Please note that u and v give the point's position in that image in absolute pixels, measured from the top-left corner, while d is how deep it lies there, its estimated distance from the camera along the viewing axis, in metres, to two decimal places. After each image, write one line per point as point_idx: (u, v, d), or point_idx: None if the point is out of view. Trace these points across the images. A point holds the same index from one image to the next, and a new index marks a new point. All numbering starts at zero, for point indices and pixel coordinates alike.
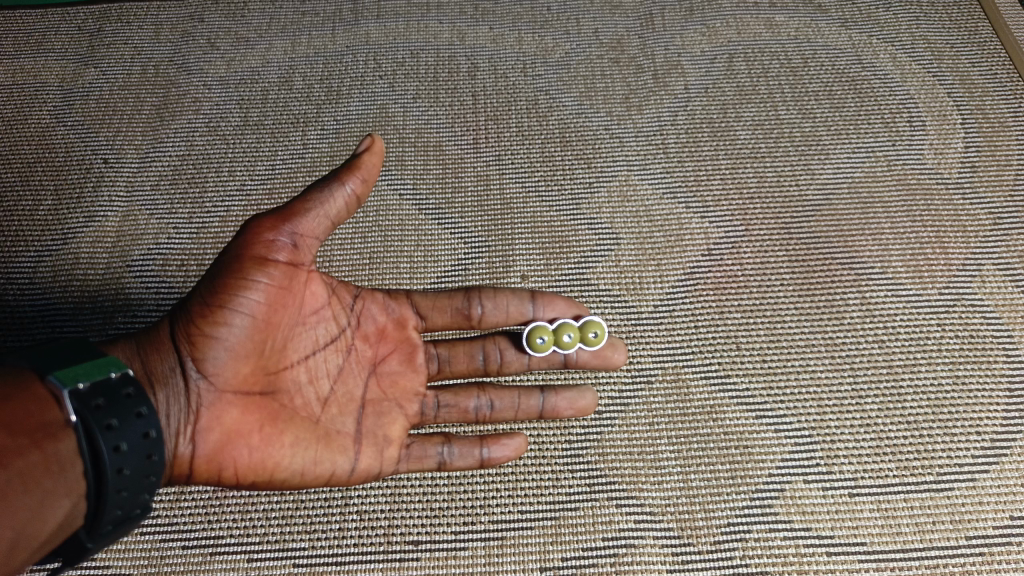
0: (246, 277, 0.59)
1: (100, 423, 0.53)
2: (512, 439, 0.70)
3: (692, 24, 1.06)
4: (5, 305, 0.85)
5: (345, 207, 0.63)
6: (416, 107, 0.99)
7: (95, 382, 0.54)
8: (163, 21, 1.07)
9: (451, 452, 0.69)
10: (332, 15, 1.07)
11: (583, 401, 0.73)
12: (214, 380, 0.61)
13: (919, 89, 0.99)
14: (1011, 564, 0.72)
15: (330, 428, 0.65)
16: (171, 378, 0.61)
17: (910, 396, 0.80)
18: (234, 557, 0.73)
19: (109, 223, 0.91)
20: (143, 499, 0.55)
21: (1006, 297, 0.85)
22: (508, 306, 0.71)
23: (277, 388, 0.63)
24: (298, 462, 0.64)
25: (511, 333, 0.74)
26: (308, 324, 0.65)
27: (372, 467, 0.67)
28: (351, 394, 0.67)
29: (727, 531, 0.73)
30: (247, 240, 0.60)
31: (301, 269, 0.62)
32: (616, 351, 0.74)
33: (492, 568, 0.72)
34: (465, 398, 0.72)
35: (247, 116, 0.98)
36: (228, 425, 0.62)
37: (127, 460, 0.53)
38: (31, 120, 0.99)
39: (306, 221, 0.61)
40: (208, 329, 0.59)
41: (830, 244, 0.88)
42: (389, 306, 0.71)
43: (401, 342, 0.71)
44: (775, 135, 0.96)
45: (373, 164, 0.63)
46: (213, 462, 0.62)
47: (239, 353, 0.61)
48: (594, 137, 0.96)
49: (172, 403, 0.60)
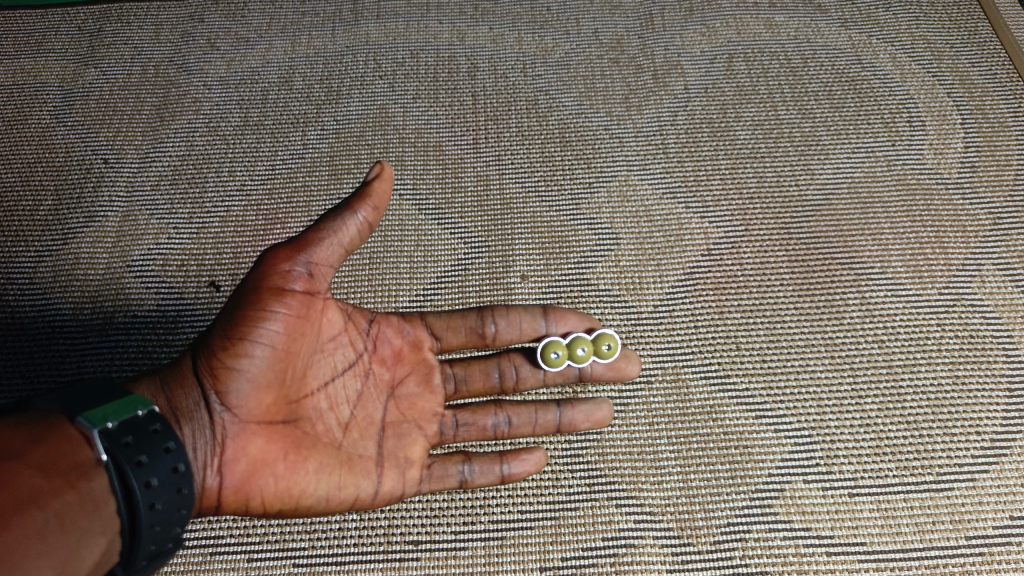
0: (264, 308, 0.59)
1: (131, 460, 0.53)
2: (532, 454, 0.69)
3: (692, 24, 1.06)
4: (5, 305, 0.86)
5: (358, 233, 0.63)
6: (416, 107, 0.99)
7: (123, 420, 0.54)
8: (163, 21, 1.07)
9: (472, 470, 0.68)
10: (332, 15, 1.07)
11: (599, 413, 0.72)
12: (238, 412, 0.61)
13: (919, 89, 0.99)
14: (1011, 564, 0.72)
15: (352, 453, 0.65)
16: (196, 412, 0.61)
17: (910, 396, 0.80)
18: (234, 557, 0.73)
19: (109, 224, 0.91)
20: (176, 532, 0.55)
21: (1005, 297, 0.85)
22: (521, 323, 0.71)
23: (299, 416, 0.63)
24: (323, 489, 0.64)
25: (525, 349, 0.73)
26: (326, 351, 0.65)
27: (395, 489, 0.66)
28: (372, 417, 0.67)
29: (727, 531, 0.73)
30: (263, 272, 0.60)
31: (317, 297, 0.62)
32: (630, 364, 0.74)
33: (492, 568, 0.72)
34: (484, 416, 0.71)
35: (247, 116, 0.98)
36: (253, 455, 0.62)
37: (158, 494, 0.54)
38: (32, 121, 0.99)
39: (321, 249, 0.61)
40: (229, 361, 0.59)
41: (830, 244, 0.88)
42: (405, 328, 0.70)
43: (418, 363, 0.70)
44: (775, 135, 0.96)
45: (385, 191, 0.63)
46: (240, 492, 0.62)
47: (261, 383, 0.61)
48: (593, 137, 0.96)
49: (198, 436, 0.61)
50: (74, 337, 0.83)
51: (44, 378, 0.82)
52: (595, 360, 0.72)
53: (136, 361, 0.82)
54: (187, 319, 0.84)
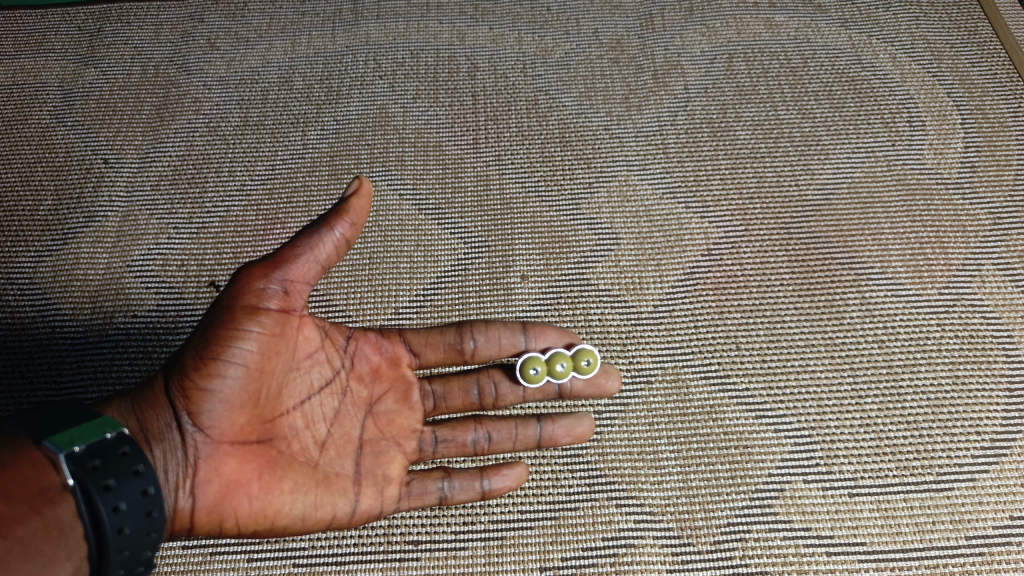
0: (238, 327, 0.59)
1: (97, 485, 0.53)
2: (512, 469, 0.69)
3: (692, 24, 1.06)
4: (5, 306, 0.86)
5: (334, 251, 0.64)
6: (416, 107, 0.99)
7: (91, 444, 0.54)
8: (163, 21, 1.07)
9: (452, 486, 0.68)
10: (332, 15, 1.07)
11: (580, 428, 0.71)
12: (211, 432, 0.61)
13: (919, 89, 0.99)
14: (1011, 564, 0.72)
15: (329, 471, 0.65)
16: (166, 433, 0.60)
17: (910, 396, 0.80)
18: (234, 557, 0.73)
19: (109, 224, 0.91)
20: (146, 556, 0.55)
21: (1005, 297, 0.85)
22: (500, 339, 0.71)
23: (274, 435, 0.63)
24: (299, 508, 0.64)
25: (505, 364, 0.73)
26: (302, 369, 0.65)
27: (373, 507, 0.66)
28: (349, 435, 0.67)
29: (727, 530, 0.73)
30: (238, 290, 0.60)
31: (293, 315, 0.63)
32: (610, 379, 0.72)
33: (492, 569, 0.72)
34: (463, 432, 0.71)
35: (247, 116, 0.98)
36: (227, 476, 0.62)
37: (127, 519, 0.54)
38: (32, 121, 0.99)
39: (296, 266, 0.62)
40: (202, 381, 0.59)
41: (830, 244, 0.88)
42: (383, 345, 0.70)
43: (396, 380, 0.70)
44: (775, 135, 0.96)
45: (362, 207, 0.64)
46: (214, 514, 0.62)
47: (235, 404, 0.61)
48: (594, 137, 0.96)
49: (169, 458, 0.60)
50: (74, 337, 0.84)
51: (44, 378, 0.81)
52: (574, 377, 0.72)
53: (136, 361, 0.82)
54: (187, 319, 0.84)
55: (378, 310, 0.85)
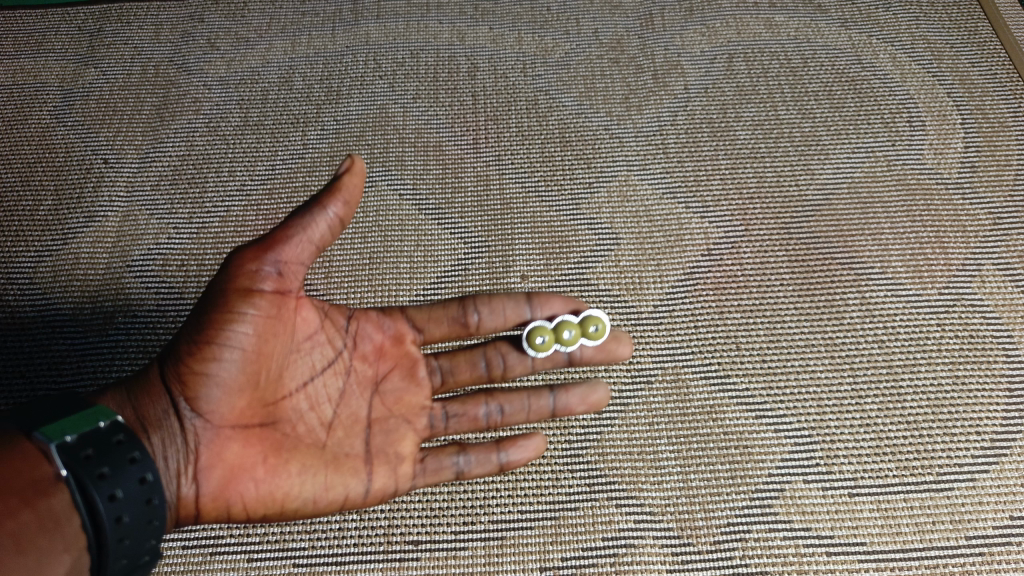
0: (233, 311, 0.58)
1: (93, 474, 0.53)
2: (530, 440, 0.69)
3: (692, 24, 1.06)
4: (5, 306, 0.86)
5: (329, 230, 0.61)
6: (416, 107, 0.99)
7: (84, 434, 0.54)
8: (163, 21, 1.07)
9: (468, 460, 0.68)
10: (332, 15, 1.07)
11: (594, 396, 0.72)
12: (211, 418, 0.61)
13: (919, 89, 0.99)
14: (1011, 564, 0.72)
15: (338, 452, 0.65)
16: (165, 420, 0.61)
17: (910, 395, 0.80)
18: (234, 557, 0.73)
19: (109, 224, 0.91)
20: (149, 545, 0.55)
21: (1005, 297, 0.85)
22: (505, 309, 0.72)
23: (278, 419, 0.63)
24: (309, 490, 0.64)
25: (511, 337, 0.74)
26: (303, 351, 0.64)
27: (387, 486, 0.66)
28: (355, 415, 0.66)
29: (727, 530, 0.73)
30: (231, 273, 0.59)
31: (289, 297, 0.61)
32: (621, 346, 0.74)
33: (492, 568, 0.72)
34: (474, 406, 0.71)
35: (247, 116, 0.98)
36: (231, 461, 0.62)
37: (125, 507, 0.54)
38: (32, 121, 0.99)
39: (290, 248, 0.59)
40: (198, 367, 0.59)
41: (830, 244, 0.88)
42: (384, 323, 0.70)
43: (401, 357, 0.70)
44: (775, 135, 0.96)
45: (355, 184, 0.61)
46: (220, 499, 0.62)
47: (234, 388, 0.60)
48: (593, 137, 0.96)
49: (169, 445, 0.61)
50: (74, 337, 0.84)
51: (44, 379, 0.81)
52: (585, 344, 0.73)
53: (136, 361, 0.82)
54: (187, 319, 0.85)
55: (379, 309, 0.85)
